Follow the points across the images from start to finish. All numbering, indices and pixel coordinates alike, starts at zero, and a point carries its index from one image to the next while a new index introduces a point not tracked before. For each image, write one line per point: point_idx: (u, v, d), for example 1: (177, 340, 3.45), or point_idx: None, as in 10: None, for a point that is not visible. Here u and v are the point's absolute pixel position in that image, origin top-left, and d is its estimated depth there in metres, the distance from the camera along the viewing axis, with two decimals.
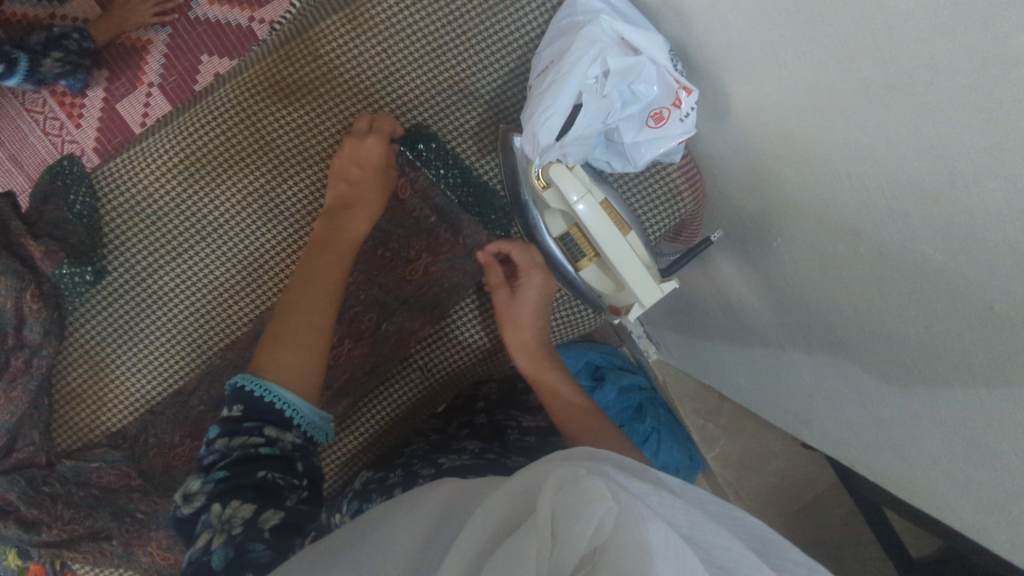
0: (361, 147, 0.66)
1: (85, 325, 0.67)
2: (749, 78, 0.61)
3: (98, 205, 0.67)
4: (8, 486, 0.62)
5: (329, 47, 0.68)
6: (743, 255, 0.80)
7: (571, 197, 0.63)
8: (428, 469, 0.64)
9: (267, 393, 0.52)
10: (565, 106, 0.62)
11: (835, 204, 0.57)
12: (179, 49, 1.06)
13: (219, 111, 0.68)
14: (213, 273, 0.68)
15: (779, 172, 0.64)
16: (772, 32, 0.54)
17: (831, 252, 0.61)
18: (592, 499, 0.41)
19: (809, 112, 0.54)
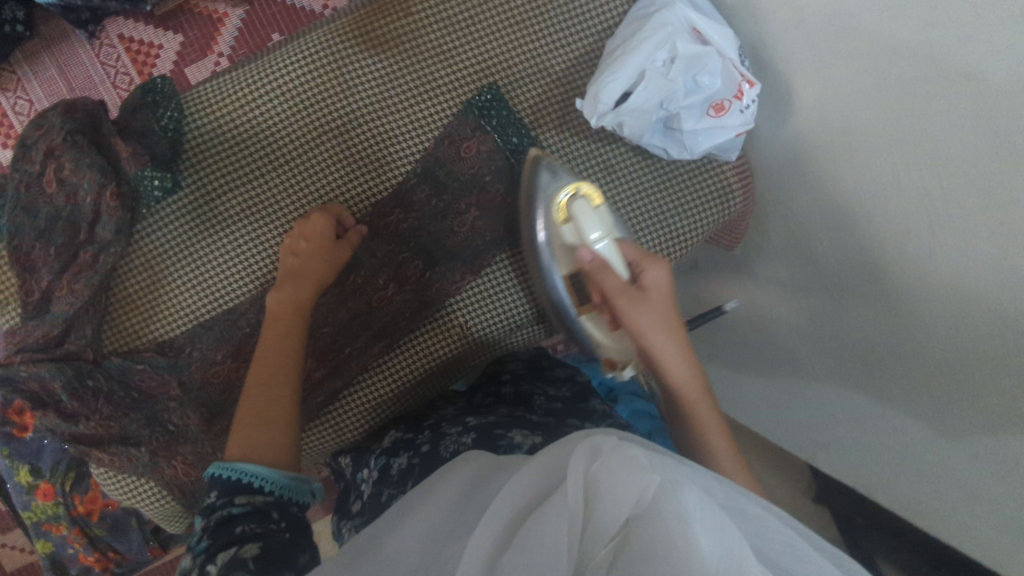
0: (309, 222, 0.68)
1: (151, 233, 0.68)
2: (816, 76, 0.64)
3: (185, 121, 0.69)
4: (56, 374, 0.65)
5: (420, 6, 0.73)
6: (784, 267, 0.82)
7: (590, 234, 0.68)
8: (456, 427, 0.65)
9: (232, 471, 0.51)
10: (627, 76, 0.67)
11: (890, 201, 0.59)
12: (253, 24, 1.13)
13: (312, 51, 0.71)
14: (281, 203, 0.70)
15: (835, 177, 0.66)
16: (848, 33, 0.58)
17: (877, 256, 0.63)
18: (632, 471, 0.39)
19: (879, 110, 0.57)
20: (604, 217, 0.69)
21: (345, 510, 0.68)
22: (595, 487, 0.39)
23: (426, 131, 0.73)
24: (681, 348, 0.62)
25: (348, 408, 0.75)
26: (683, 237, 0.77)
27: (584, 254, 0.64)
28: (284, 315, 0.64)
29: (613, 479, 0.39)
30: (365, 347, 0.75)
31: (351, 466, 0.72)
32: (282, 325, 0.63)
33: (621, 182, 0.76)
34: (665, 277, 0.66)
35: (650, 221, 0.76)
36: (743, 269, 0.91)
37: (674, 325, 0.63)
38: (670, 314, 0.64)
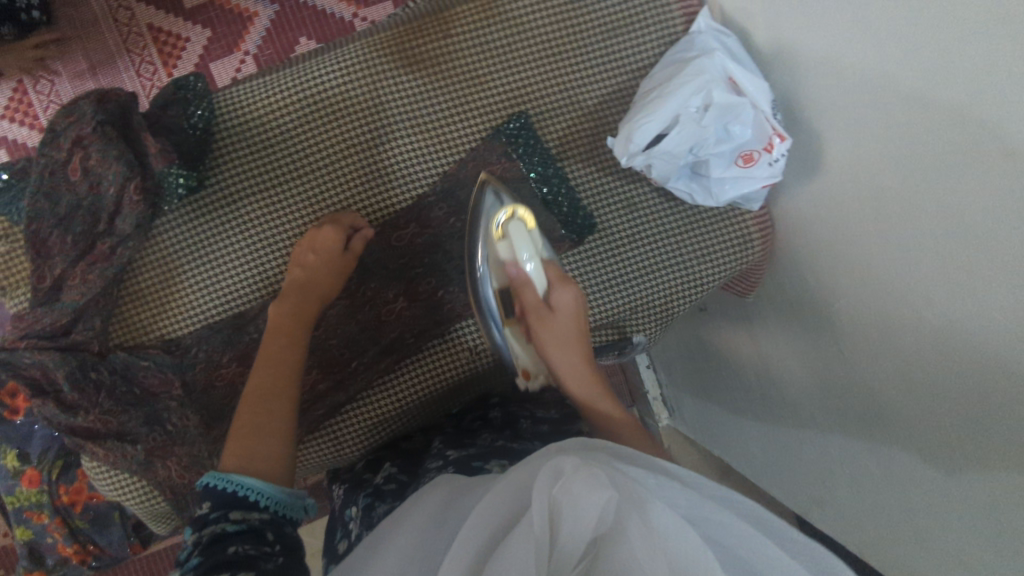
0: (319, 232, 0.67)
1: (170, 229, 0.67)
2: (850, 132, 0.64)
3: (215, 122, 0.70)
4: (59, 364, 0.64)
5: (459, 29, 0.74)
6: (797, 319, 0.81)
7: (520, 254, 0.69)
8: (436, 462, 0.66)
9: (228, 483, 0.50)
10: (662, 118, 0.69)
11: (914, 266, 0.59)
12: (281, 26, 1.16)
13: (349, 63, 0.72)
14: (303, 210, 0.70)
15: (860, 234, 0.66)
16: (886, 93, 0.58)
17: (894, 318, 0.63)
18: (592, 489, 0.44)
19: (909, 173, 0.58)
20: (535, 242, 0.70)
21: (334, 550, 0.68)
22: (557, 509, 0.44)
23: (454, 152, 0.74)
24: (579, 362, 0.66)
25: (348, 424, 0.74)
26: (698, 282, 0.79)
27: (512, 270, 0.69)
28: (284, 329, 0.63)
29: (575, 499, 0.44)
30: (371, 362, 0.74)
31: (341, 498, 0.72)
32: (283, 344, 0.63)
33: (642, 220, 0.77)
34: (576, 299, 0.68)
35: (666, 261, 0.78)
36: (754, 314, 0.91)
37: (576, 342, 0.67)
38: (577, 331, 0.68)
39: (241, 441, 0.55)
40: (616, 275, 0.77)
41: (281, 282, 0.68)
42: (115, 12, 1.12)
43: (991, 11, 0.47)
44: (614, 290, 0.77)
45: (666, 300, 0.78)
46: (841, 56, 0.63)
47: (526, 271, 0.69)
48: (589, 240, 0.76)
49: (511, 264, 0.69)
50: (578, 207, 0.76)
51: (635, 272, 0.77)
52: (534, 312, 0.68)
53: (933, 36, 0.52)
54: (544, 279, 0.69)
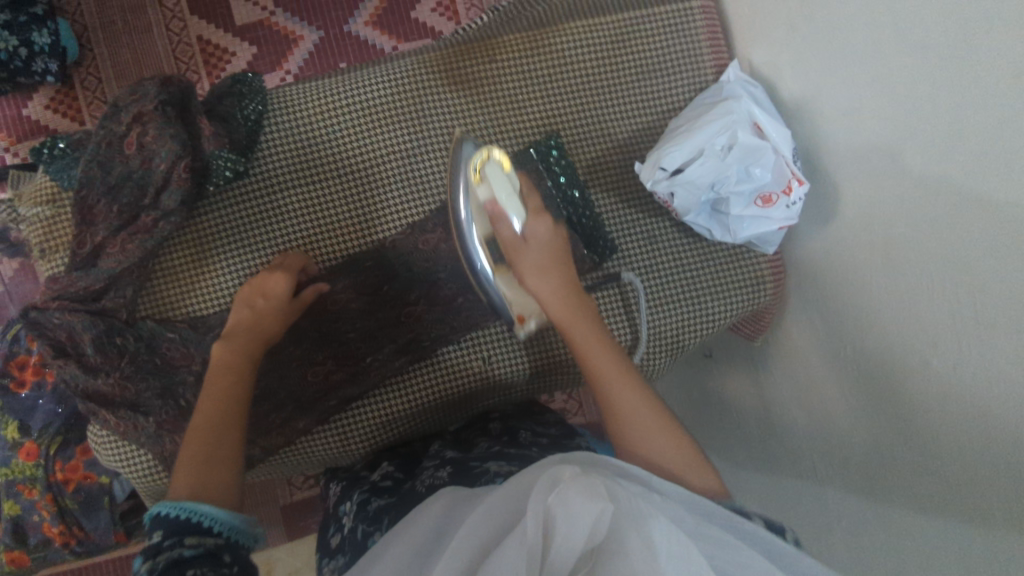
0: (269, 278, 0.68)
1: (212, 211, 0.70)
2: (865, 184, 0.68)
3: (266, 117, 0.72)
4: (89, 326, 0.66)
5: (506, 57, 0.78)
6: (801, 364, 0.83)
7: (500, 195, 0.68)
8: (434, 460, 0.70)
9: (181, 510, 0.51)
10: (687, 150, 0.73)
11: (923, 314, 0.62)
12: (325, 51, 1.23)
13: (398, 77, 0.76)
14: (340, 207, 0.74)
15: (870, 283, 0.69)
16: (901, 149, 0.62)
17: (899, 366, 0.65)
18: (588, 500, 0.44)
19: (921, 224, 0.61)
20: (512, 181, 0.69)
21: (325, 544, 0.69)
22: (552, 520, 0.44)
23: None
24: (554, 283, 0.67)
25: (353, 421, 0.75)
26: (709, 320, 0.82)
27: (489, 205, 0.68)
28: (229, 367, 0.63)
29: (570, 507, 0.44)
30: (386, 360, 0.75)
31: (336, 495, 0.73)
32: (221, 384, 0.62)
33: (661, 256, 0.81)
34: (548, 229, 0.69)
35: (682, 297, 0.81)
36: (759, 361, 0.93)
37: (556, 270, 0.68)
38: (555, 260, 0.69)
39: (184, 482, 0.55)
40: (636, 312, 0.80)
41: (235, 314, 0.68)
42: (170, 21, 1.18)
43: (1003, 73, 0.50)
44: (630, 315, 0.80)
45: (680, 333, 0.81)
46: (860, 113, 0.67)
47: (505, 210, 0.68)
48: (608, 267, 0.80)
49: (489, 204, 0.68)
50: (599, 233, 0.79)
51: (652, 305, 0.80)
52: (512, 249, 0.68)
53: (948, 98, 0.56)
54: (520, 215, 0.69)
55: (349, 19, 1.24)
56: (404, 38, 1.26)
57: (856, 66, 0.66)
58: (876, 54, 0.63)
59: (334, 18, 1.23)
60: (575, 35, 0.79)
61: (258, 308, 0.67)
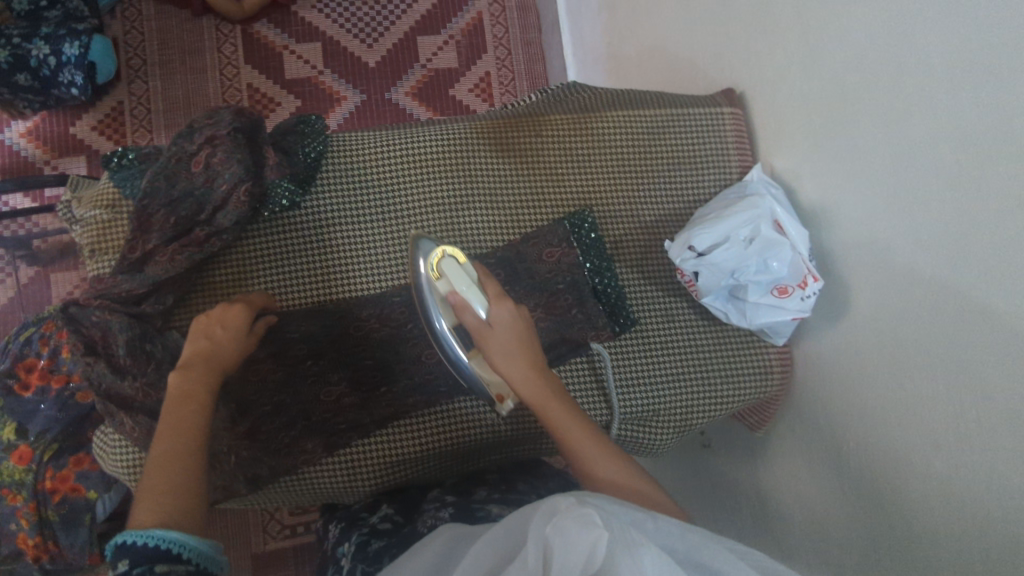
0: (228, 310, 0.68)
1: (259, 237, 0.74)
2: (872, 286, 0.73)
3: (324, 156, 0.76)
4: (125, 329, 0.68)
5: (551, 134, 0.83)
6: (800, 455, 0.85)
7: (459, 286, 0.69)
8: (433, 503, 0.71)
9: (150, 538, 0.49)
10: (716, 235, 0.78)
11: (928, 411, 0.65)
12: (365, 112, 1.31)
13: (451, 137, 0.80)
14: (376, 248, 0.77)
15: (874, 380, 0.73)
16: (907, 257, 0.67)
17: (905, 457, 0.68)
18: (583, 528, 0.45)
19: (926, 327, 0.65)
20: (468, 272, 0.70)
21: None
22: (548, 549, 0.46)
23: (520, 230, 0.81)
24: (522, 367, 0.68)
25: (359, 459, 0.76)
26: (718, 399, 0.85)
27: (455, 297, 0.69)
28: (188, 395, 0.61)
29: (567, 543, 0.45)
30: (399, 400, 0.76)
31: (336, 535, 0.73)
32: (172, 416, 0.60)
33: (675, 333, 0.85)
34: (513, 312, 0.70)
35: (691, 376, 0.85)
36: (754, 443, 0.96)
37: (523, 351, 0.69)
38: (522, 342, 0.69)
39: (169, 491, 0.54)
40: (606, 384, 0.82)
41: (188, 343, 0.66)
42: (225, 66, 1.27)
43: (1006, 193, 0.56)
44: (642, 387, 0.83)
45: (688, 410, 0.85)
46: (868, 221, 0.73)
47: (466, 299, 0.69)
48: (626, 337, 0.83)
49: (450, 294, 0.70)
50: (620, 306, 0.83)
51: (664, 380, 0.84)
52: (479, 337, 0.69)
53: (949, 214, 0.62)
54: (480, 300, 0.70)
55: (392, 88, 1.33)
56: (439, 111, 1.35)
57: (866, 181, 0.72)
58: (880, 168, 0.70)
59: (378, 86, 1.32)
60: (618, 123, 0.85)
61: (213, 338, 0.66)
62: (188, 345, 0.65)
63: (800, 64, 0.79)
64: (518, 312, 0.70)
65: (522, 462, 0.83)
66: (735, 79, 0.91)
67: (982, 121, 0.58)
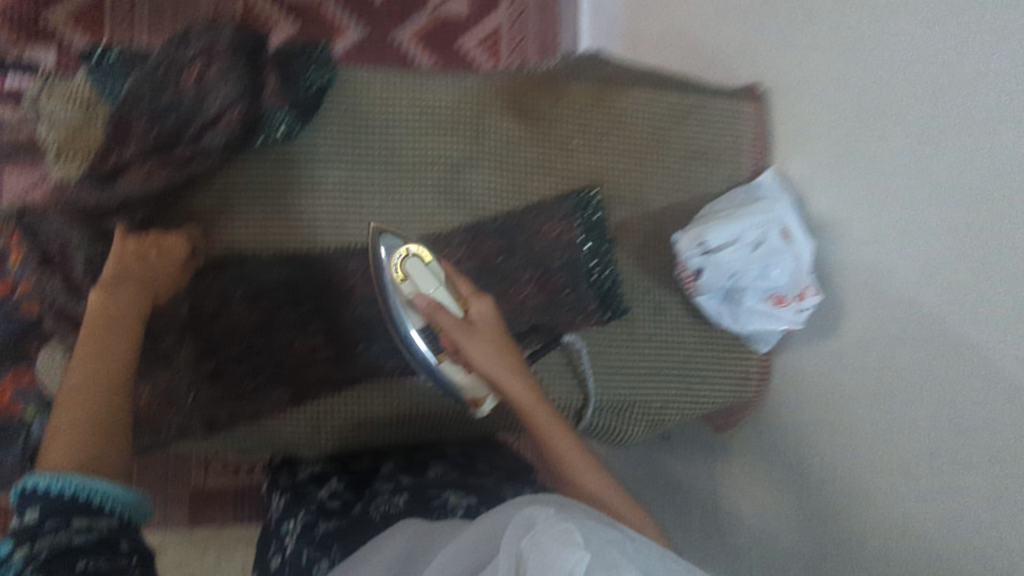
0: (165, 237, 0.66)
1: (245, 165, 0.69)
2: (863, 309, 0.72)
3: (328, 89, 0.70)
4: (82, 246, 0.65)
5: (570, 104, 0.78)
6: (760, 465, 0.86)
7: (428, 289, 0.67)
8: (387, 484, 0.70)
9: (64, 485, 0.48)
10: (727, 235, 0.75)
11: (904, 441, 0.66)
12: (365, 49, 1.24)
13: (466, 91, 0.75)
14: (370, 197, 0.73)
15: (852, 403, 0.72)
16: (905, 287, 0.66)
17: (871, 481, 0.69)
18: (563, 550, 0.42)
19: (917, 358, 0.65)
20: (436, 273, 0.68)
21: (265, 568, 0.66)
22: (522, 564, 0.42)
23: (522, 200, 0.78)
24: (503, 365, 0.66)
25: (320, 418, 0.72)
26: (694, 399, 0.85)
27: (421, 303, 0.67)
28: (118, 318, 0.60)
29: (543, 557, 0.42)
30: (373, 360, 0.73)
31: (280, 509, 0.70)
32: (99, 340, 0.58)
33: (664, 330, 0.83)
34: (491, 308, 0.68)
35: (670, 372, 0.83)
36: (714, 445, 0.96)
37: (504, 349, 0.67)
38: (500, 338, 0.68)
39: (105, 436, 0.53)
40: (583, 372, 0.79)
41: (111, 262, 0.63)
42: None
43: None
44: (621, 377, 0.81)
45: (663, 406, 0.83)
46: (869, 242, 0.71)
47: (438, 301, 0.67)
48: (614, 325, 0.81)
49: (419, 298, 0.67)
50: (614, 292, 0.80)
51: (644, 373, 0.82)
52: (454, 335, 0.67)
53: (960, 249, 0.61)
54: (452, 300, 0.68)
55: (397, 28, 1.25)
56: (442, 61, 1.27)
57: (875, 205, 0.70)
58: (889, 189, 0.68)
59: (383, 23, 1.25)
60: (640, 104, 0.81)
61: (139, 263, 0.64)
62: (114, 264, 0.63)
63: (829, 72, 0.74)
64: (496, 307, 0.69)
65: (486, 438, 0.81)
66: (756, 74, 0.86)
67: (1022, 169, 0.55)
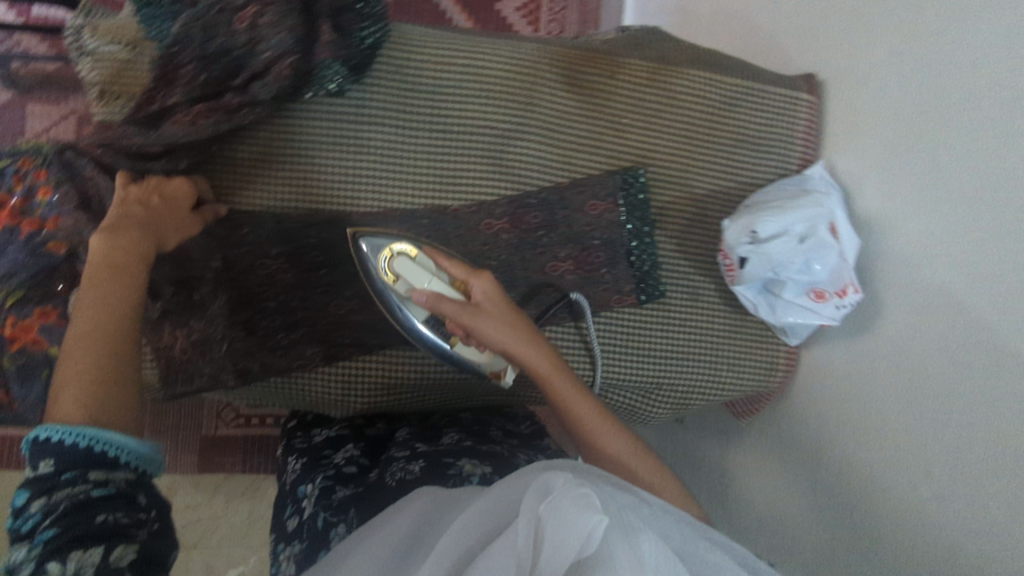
0: (168, 183, 0.63)
1: (292, 119, 0.68)
2: (900, 309, 0.71)
3: (382, 45, 0.68)
4: None
5: (625, 79, 0.76)
6: (775, 455, 0.86)
7: (422, 282, 0.64)
8: (403, 452, 0.67)
9: (79, 436, 0.44)
10: (779, 225, 0.74)
11: (925, 444, 0.65)
12: (402, 5, 1.21)
13: (521, 58, 0.73)
14: (415, 160, 0.71)
15: (880, 402, 0.72)
16: (942, 291, 0.65)
17: (885, 480, 0.69)
18: (582, 511, 0.41)
19: (950, 362, 0.64)
20: (426, 265, 0.65)
21: (283, 528, 0.67)
22: (540, 534, 0.42)
23: (567, 174, 0.76)
24: (516, 342, 0.63)
25: (350, 378, 0.73)
26: (720, 387, 0.85)
27: (418, 299, 0.63)
28: (122, 265, 0.55)
29: (560, 523, 0.42)
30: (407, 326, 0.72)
31: (296, 472, 0.70)
32: (106, 278, 0.53)
33: (696, 316, 0.82)
34: (493, 285, 0.65)
35: (697, 358, 0.83)
36: (731, 431, 0.96)
37: (514, 325, 0.64)
38: (510, 314, 0.64)
39: (110, 382, 0.49)
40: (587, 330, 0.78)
41: (113, 206, 0.60)
42: None
43: None
44: (649, 358, 0.81)
45: (687, 391, 0.84)
46: (911, 240, 0.70)
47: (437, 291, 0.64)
48: (648, 307, 0.81)
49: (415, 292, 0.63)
50: (652, 274, 0.80)
51: (673, 357, 0.82)
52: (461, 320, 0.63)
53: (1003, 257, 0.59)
54: (449, 285, 0.65)
55: None
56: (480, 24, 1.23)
57: (924, 204, 0.68)
58: (937, 188, 0.66)
59: None
60: (696, 84, 0.79)
61: (141, 207, 0.60)
62: (114, 212, 0.59)
63: (896, 64, 0.70)
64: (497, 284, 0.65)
65: (510, 409, 0.82)
66: (815, 64, 0.83)
67: None
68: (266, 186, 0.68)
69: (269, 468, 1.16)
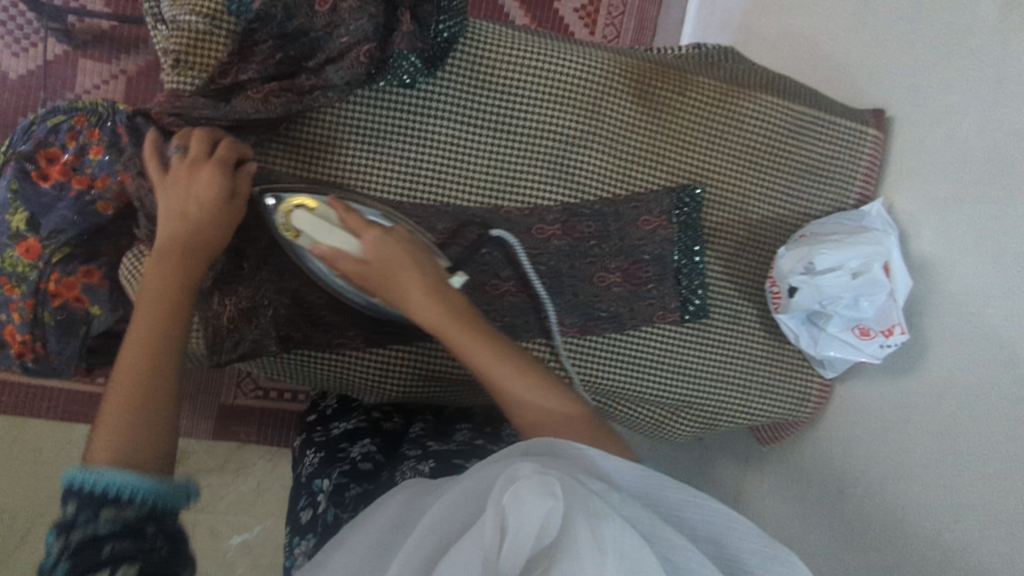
0: (201, 169, 0.58)
1: (362, 103, 0.68)
2: (940, 353, 0.70)
3: (458, 40, 0.68)
4: None
5: (694, 97, 0.76)
6: (794, 485, 0.85)
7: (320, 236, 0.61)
8: (415, 450, 0.66)
9: (97, 480, 0.44)
10: (840, 257, 0.73)
11: (951, 491, 0.64)
12: None
13: (593, 66, 0.72)
14: (477, 158, 0.71)
15: (908, 443, 0.71)
16: (985, 339, 0.64)
17: (905, 522, 0.68)
18: (542, 495, 0.39)
19: (985, 412, 0.63)
20: (326, 216, 0.60)
21: (295, 520, 0.66)
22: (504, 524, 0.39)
23: (625, 186, 0.76)
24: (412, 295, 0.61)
25: (391, 365, 0.73)
26: (749, 412, 0.84)
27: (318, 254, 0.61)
28: (167, 279, 0.56)
29: (522, 505, 0.39)
30: None
31: (312, 466, 0.69)
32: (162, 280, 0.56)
33: (735, 339, 0.82)
34: (385, 236, 0.61)
35: (730, 381, 0.82)
36: (752, 455, 0.95)
37: (411, 278, 0.61)
38: (406, 265, 0.61)
39: None
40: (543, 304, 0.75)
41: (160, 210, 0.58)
42: None
43: None
44: (681, 375, 0.81)
45: (714, 413, 0.84)
46: (962, 287, 0.69)
47: (338, 245, 0.61)
48: (689, 325, 0.80)
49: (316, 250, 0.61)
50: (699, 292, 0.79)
51: (705, 376, 0.81)
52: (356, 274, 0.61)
53: None
54: (348, 236, 0.61)
55: None
56: (538, 24, 1.23)
57: (977, 251, 0.67)
58: (993, 236, 0.65)
59: None
60: (764, 109, 0.78)
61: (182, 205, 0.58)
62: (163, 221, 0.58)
63: (968, 108, 0.69)
64: (392, 234, 0.61)
65: None
66: (884, 99, 0.82)
67: None
68: (330, 167, 0.69)
69: (285, 443, 1.17)
